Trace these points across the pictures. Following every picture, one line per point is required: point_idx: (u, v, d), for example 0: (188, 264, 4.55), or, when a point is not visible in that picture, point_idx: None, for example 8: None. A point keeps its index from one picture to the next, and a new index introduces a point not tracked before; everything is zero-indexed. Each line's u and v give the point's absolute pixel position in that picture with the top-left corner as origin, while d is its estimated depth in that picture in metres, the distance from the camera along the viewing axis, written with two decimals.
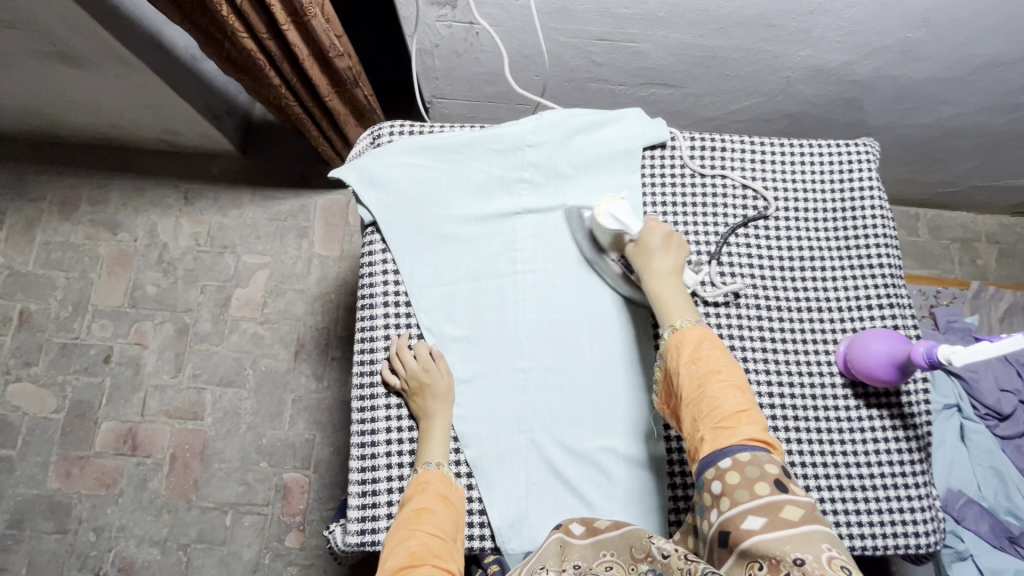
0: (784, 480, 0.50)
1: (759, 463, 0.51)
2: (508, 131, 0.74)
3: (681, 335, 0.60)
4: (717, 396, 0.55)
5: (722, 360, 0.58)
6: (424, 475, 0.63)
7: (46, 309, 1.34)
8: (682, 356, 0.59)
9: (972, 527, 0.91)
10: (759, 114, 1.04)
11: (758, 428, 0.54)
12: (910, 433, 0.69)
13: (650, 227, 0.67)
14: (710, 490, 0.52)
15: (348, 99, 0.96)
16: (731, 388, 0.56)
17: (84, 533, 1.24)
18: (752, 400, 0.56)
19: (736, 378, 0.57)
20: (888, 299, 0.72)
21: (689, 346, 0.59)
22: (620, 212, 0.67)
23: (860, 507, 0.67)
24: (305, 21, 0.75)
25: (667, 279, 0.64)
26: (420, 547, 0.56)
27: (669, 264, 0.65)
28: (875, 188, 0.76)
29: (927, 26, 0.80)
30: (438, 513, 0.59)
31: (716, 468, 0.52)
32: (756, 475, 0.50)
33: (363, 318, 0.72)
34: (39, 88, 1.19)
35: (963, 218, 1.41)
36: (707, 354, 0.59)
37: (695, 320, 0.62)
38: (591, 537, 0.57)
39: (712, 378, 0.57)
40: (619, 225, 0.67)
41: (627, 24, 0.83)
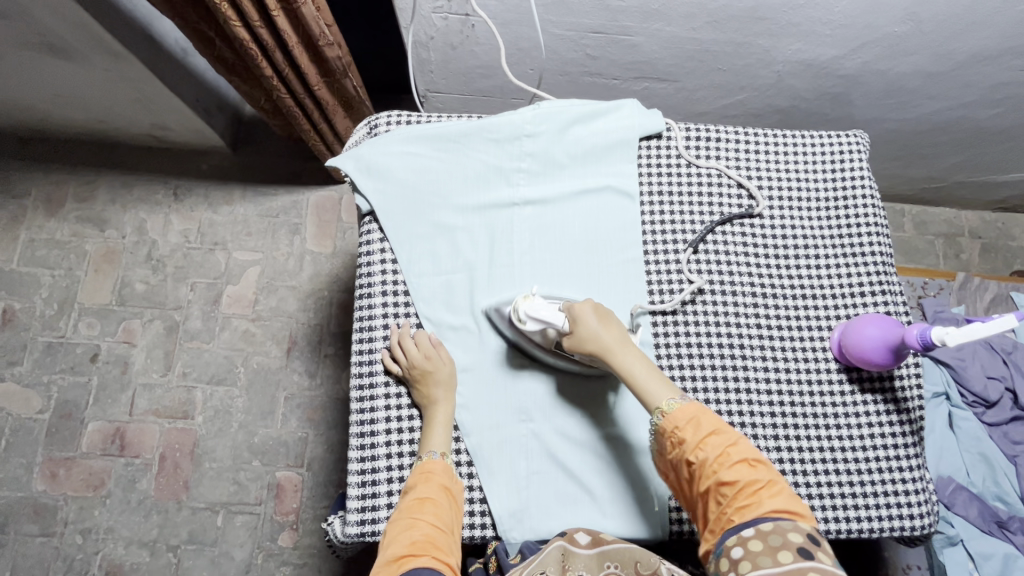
0: (810, 548, 0.52)
1: (782, 532, 0.53)
2: (506, 121, 0.74)
3: (672, 419, 0.60)
4: (735, 473, 0.56)
5: (732, 434, 0.59)
6: (429, 464, 0.62)
7: (30, 308, 1.32)
8: (687, 437, 0.59)
9: (961, 512, 0.93)
10: (750, 109, 1.06)
11: (779, 499, 0.56)
12: (903, 416, 0.70)
13: (577, 311, 0.65)
14: (730, 557, 0.53)
15: (338, 89, 0.95)
16: (748, 463, 0.57)
17: (71, 535, 1.21)
18: (767, 471, 0.57)
19: (748, 451, 0.58)
20: (881, 286, 0.74)
21: (694, 423, 0.59)
22: (539, 309, 0.65)
23: (856, 490, 0.68)
24: (294, 8, 0.74)
25: (627, 355, 0.63)
26: (422, 537, 0.56)
27: (614, 338, 0.64)
28: (866, 178, 0.77)
29: (913, 21, 0.81)
30: (440, 505, 0.59)
31: (739, 537, 0.54)
32: (779, 543, 0.52)
33: (362, 306, 0.71)
34: (24, 81, 1.17)
35: (946, 214, 1.44)
36: (715, 430, 0.59)
37: (679, 397, 0.61)
38: (595, 547, 0.59)
39: (728, 456, 0.57)
40: (542, 325, 0.65)
41: (622, 17, 0.83)
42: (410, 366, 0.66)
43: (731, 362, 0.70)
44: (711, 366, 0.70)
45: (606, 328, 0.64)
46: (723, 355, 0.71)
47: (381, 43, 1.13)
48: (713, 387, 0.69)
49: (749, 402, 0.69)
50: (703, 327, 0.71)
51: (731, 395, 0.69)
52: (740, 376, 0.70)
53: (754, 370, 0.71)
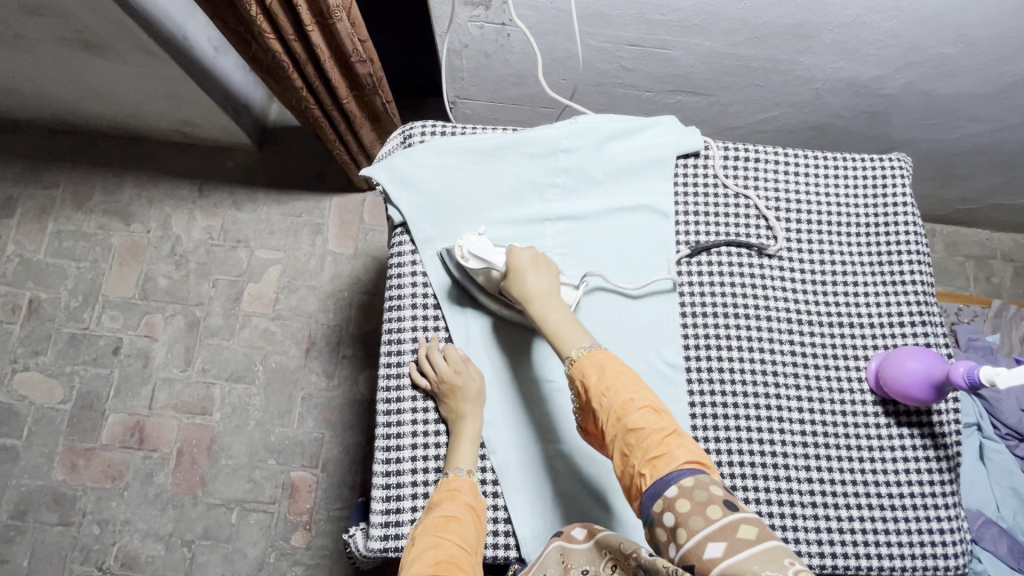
0: (731, 499, 0.48)
1: (704, 486, 0.49)
2: (542, 135, 0.73)
3: (580, 366, 0.59)
4: (641, 420, 0.54)
5: (636, 383, 0.57)
6: (454, 482, 0.62)
7: (55, 299, 1.33)
8: (593, 386, 0.57)
9: (989, 548, 0.90)
10: (784, 125, 1.04)
11: (690, 450, 0.53)
12: (941, 452, 0.68)
13: (513, 253, 0.65)
14: (664, 525, 0.49)
15: (368, 103, 0.94)
16: (653, 410, 0.55)
17: (88, 526, 1.22)
18: (672, 419, 0.55)
19: (651, 399, 0.56)
20: (921, 317, 0.72)
21: (600, 372, 0.58)
22: (482, 249, 0.66)
23: (889, 526, 0.66)
24: (331, 24, 0.74)
25: (547, 302, 0.63)
26: (446, 557, 0.53)
27: (542, 285, 0.63)
28: (909, 204, 0.75)
29: (963, 42, 0.79)
30: (465, 523, 0.58)
31: (664, 500, 0.50)
32: (706, 499, 0.48)
33: (391, 319, 0.71)
34: (57, 75, 1.18)
35: (979, 236, 1.40)
36: (617, 379, 0.57)
37: (588, 346, 0.60)
38: (591, 539, 0.55)
39: (633, 403, 0.55)
40: (483, 264, 0.66)
41: (661, 30, 0.82)
42: (440, 381, 0.65)
43: (764, 389, 0.69)
44: (743, 392, 0.69)
45: (534, 272, 0.64)
46: (756, 381, 0.69)
47: (411, 48, 1.12)
48: (744, 413, 0.68)
49: (781, 431, 0.68)
50: (737, 351, 0.70)
51: (762, 423, 0.68)
52: (772, 404, 0.69)
53: (788, 399, 0.69)
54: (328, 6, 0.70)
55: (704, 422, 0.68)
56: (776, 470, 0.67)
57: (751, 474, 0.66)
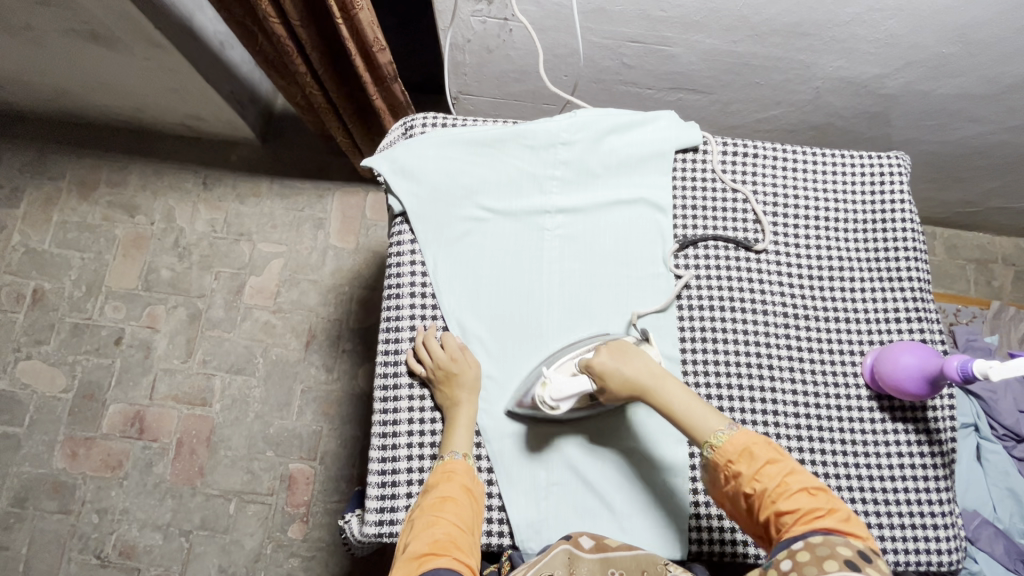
0: (858, 561, 0.48)
1: (830, 543, 0.50)
2: (542, 128, 0.74)
3: (724, 452, 0.58)
4: (794, 502, 0.54)
5: (794, 466, 0.57)
6: (450, 464, 0.62)
7: (59, 289, 1.34)
8: (744, 470, 0.57)
9: (986, 548, 0.90)
10: (784, 124, 1.04)
11: (835, 527, 0.52)
12: (935, 448, 0.68)
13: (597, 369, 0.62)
14: (778, 567, 0.50)
15: (386, 99, 0.95)
16: (809, 493, 0.55)
17: (87, 515, 1.23)
18: (823, 500, 0.54)
19: (807, 481, 0.55)
20: (918, 314, 0.72)
21: (748, 454, 0.57)
22: (564, 390, 0.62)
23: (883, 520, 0.66)
24: (352, 14, 0.74)
25: (664, 392, 0.61)
26: (443, 536, 0.55)
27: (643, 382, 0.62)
28: (907, 203, 0.76)
29: (962, 42, 0.79)
30: (462, 505, 0.59)
31: (788, 549, 0.51)
32: (826, 553, 0.49)
33: (390, 306, 0.71)
34: (66, 66, 1.19)
35: (979, 239, 1.40)
36: (771, 459, 0.57)
37: (727, 425, 0.59)
38: (599, 552, 0.58)
39: (788, 485, 0.55)
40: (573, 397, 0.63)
41: (662, 27, 0.83)
42: (436, 368, 0.66)
43: (759, 383, 0.69)
44: (738, 387, 0.69)
45: (629, 371, 0.62)
46: (752, 376, 0.69)
47: (415, 44, 1.13)
48: (740, 406, 0.68)
49: (776, 424, 0.68)
50: (732, 346, 0.70)
51: (757, 416, 0.68)
52: (768, 398, 0.69)
53: (783, 392, 0.69)
54: None
55: None
56: None
57: None
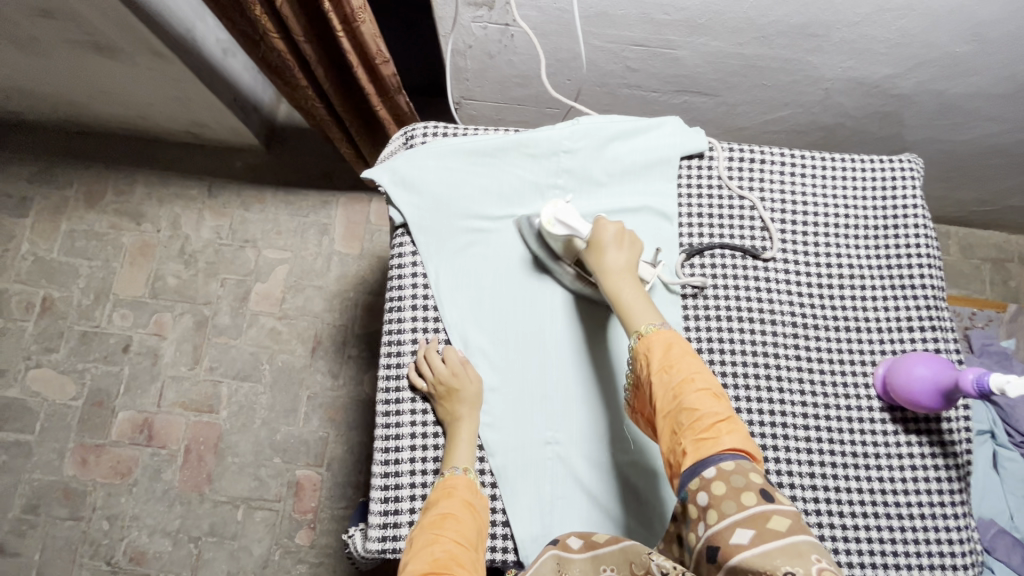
0: (770, 490, 0.48)
1: (743, 471, 0.48)
2: (544, 136, 0.73)
3: (648, 342, 0.58)
4: (698, 402, 0.53)
5: (697, 366, 0.56)
6: (451, 480, 0.61)
7: (68, 297, 1.35)
8: (656, 361, 0.57)
9: (1002, 559, 0.88)
10: (793, 125, 1.02)
11: (739, 437, 0.51)
12: (950, 461, 0.66)
13: (600, 225, 0.66)
14: (696, 502, 0.49)
15: (390, 109, 0.94)
16: (711, 395, 0.54)
17: (98, 521, 1.24)
18: (730, 408, 0.54)
19: (712, 385, 0.55)
20: (931, 323, 0.70)
21: (666, 349, 0.57)
22: (568, 218, 0.66)
23: (896, 536, 0.65)
24: (353, 28, 0.74)
25: (625, 279, 0.63)
26: (444, 554, 0.53)
27: (622, 260, 0.64)
28: (920, 208, 0.74)
29: (978, 41, 0.77)
30: (464, 521, 0.58)
31: (700, 478, 0.49)
32: (742, 484, 0.47)
33: (391, 320, 0.71)
34: (71, 77, 1.20)
35: (995, 238, 1.37)
36: (679, 361, 0.56)
37: (659, 323, 0.60)
38: (589, 550, 0.56)
39: (690, 387, 0.54)
40: (567, 231, 0.66)
41: (666, 30, 0.81)
42: (438, 383, 0.65)
43: (768, 394, 0.68)
44: (746, 399, 0.68)
45: (615, 249, 0.65)
46: (759, 387, 0.68)
47: (417, 48, 1.12)
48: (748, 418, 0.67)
49: (785, 437, 0.67)
50: (740, 358, 0.69)
51: (766, 428, 0.67)
52: (777, 410, 0.67)
53: (792, 404, 0.68)
54: (352, 8, 0.70)
55: None
56: (779, 476, 0.66)
57: None
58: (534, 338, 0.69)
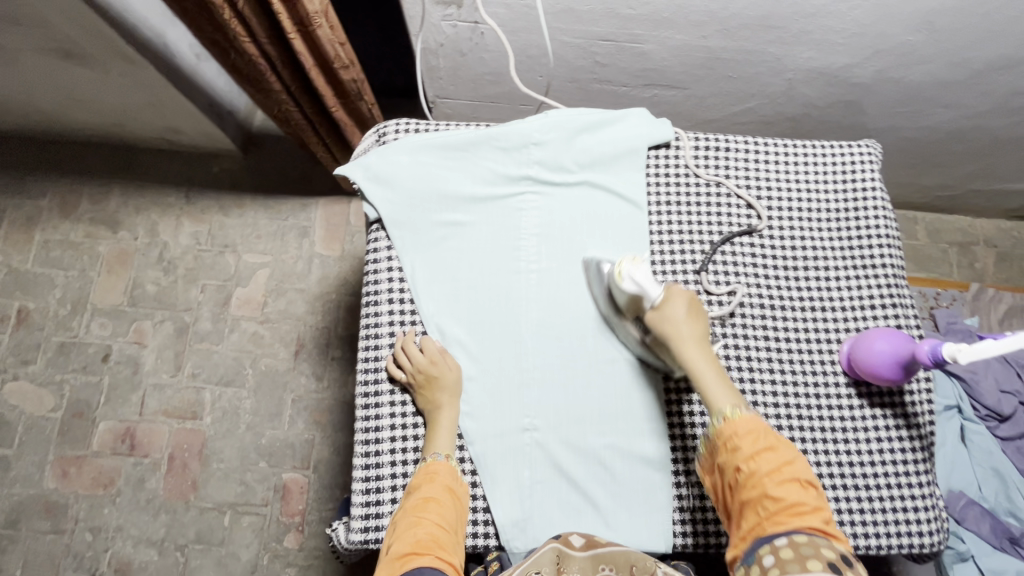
0: (841, 565, 0.50)
1: (815, 544, 0.51)
2: (515, 129, 0.74)
3: (734, 425, 0.59)
4: (781, 480, 0.55)
5: (788, 451, 0.58)
6: (433, 466, 0.62)
7: (44, 308, 1.34)
8: (746, 443, 0.58)
9: (972, 528, 0.91)
10: (760, 116, 1.05)
11: (817, 518, 0.54)
12: (913, 432, 0.69)
13: (672, 296, 0.65)
14: (761, 563, 0.52)
15: (353, 111, 0.95)
16: (801, 484, 0.56)
17: (81, 533, 1.23)
18: (812, 491, 0.55)
19: (797, 469, 0.56)
20: (892, 301, 0.73)
21: (754, 431, 0.58)
22: (641, 276, 0.65)
23: (864, 506, 0.67)
24: (310, 31, 0.74)
25: (705, 351, 0.63)
26: (426, 536, 0.56)
27: (694, 331, 0.64)
28: (878, 191, 0.76)
29: (927, 29, 0.80)
30: (445, 505, 0.59)
31: (771, 545, 0.52)
32: (810, 553, 0.50)
33: (368, 314, 0.72)
34: (41, 85, 1.19)
35: (960, 222, 1.42)
36: (767, 440, 0.58)
37: (746, 409, 0.60)
38: (589, 549, 0.60)
39: (784, 473, 0.56)
40: (637, 289, 0.65)
41: (631, 25, 0.83)
42: (417, 373, 0.66)
43: (738, 374, 0.70)
44: None
45: (688, 314, 0.64)
46: (730, 366, 0.70)
47: (391, 49, 1.13)
48: None
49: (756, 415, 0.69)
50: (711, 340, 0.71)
51: None
52: (747, 390, 0.70)
53: (762, 382, 0.70)
54: (308, 12, 0.70)
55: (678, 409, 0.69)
56: None
57: None
58: (512, 331, 0.70)
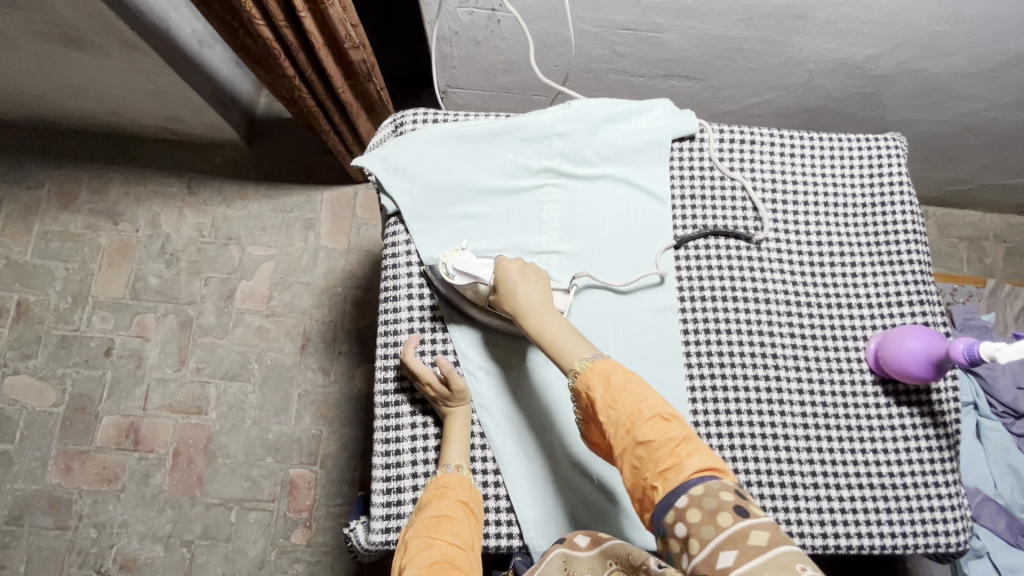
0: (743, 504, 0.48)
1: (713, 492, 0.49)
2: (536, 120, 0.72)
3: (586, 379, 0.57)
4: (650, 431, 0.53)
5: (644, 390, 0.56)
6: (443, 479, 0.61)
7: (44, 301, 1.31)
8: (599, 399, 0.56)
9: (987, 524, 0.91)
10: (778, 109, 1.03)
11: (701, 457, 0.52)
12: (940, 430, 0.68)
13: (502, 265, 0.64)
14: (676, 536, 0.49)
15: (361, 91, 0.92)
16: (662, 418, 0.54)
17: (85, 529, 1.21)
18: (682, 426, 0.54)
19: (659, 408, 0.54)
20: (919, 297, 0.72)
21: (605, 383, 0.56)
22: (467, 264, 0.64)
23: (890, 505, 0.66)
24: (321, 10, 0.71)
25: (542, 315, 0.61)
26: (441, 557, 0.54)
27: (533, 296, 0.62)
28: (905, 185, 0.75)
29: (956, 20, 0.79)
30: (458, 522, 0.57)
31: (675, 510, 0.50)
32: (716, 505, 0.48)
33: (387, 309, 0.70)
34: (38, 72, 1.15)
35: (972, 217, 1.41)
36: (622, 388, 0.55)
37: (591, 355, 0.58)
38: (596, 547, 0.57)
39: (642, 415, 0.54)
40: (469, 279, 0.65)
41: (653, 13, 0.81)
42: (435, 393, 0.65)
43: (763, 371, 0.69)
44: (742, 375, 0.69)
45: (524, 284, 0.63)
46: (755, 363, 0.69)
47: (399, 38, 1.11)
48: (745, 395, 0.68)
49: (781, 413, 0.68)
50: (736, 336, 0.70)
51: (763, 405, 0.68)
52: (771, 387, 0.69)
53: (787, 379, 0.69)
54: None
55: (703, 404, 0.68)
56: (777, 450, 0.67)
57: (752, 456, 0.66)
58: None
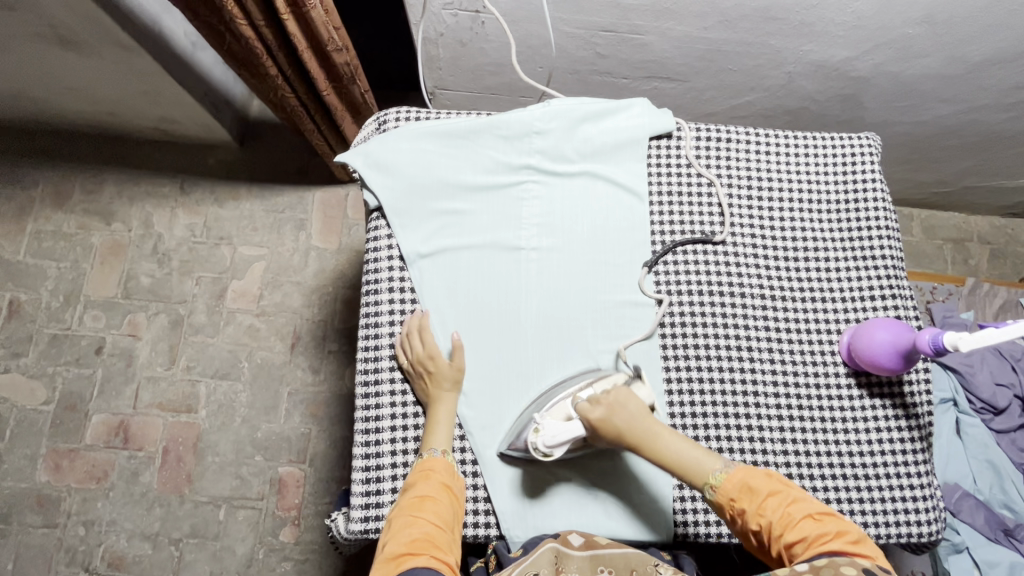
0: None
1: (837, 565, 0.51)
2: (517, 118, 0.74)
3: (725, 492, 0.58)
4: (801, 530, 0.55)
5: (798, 495, 0.58)
6: (429, 463, 0.62)
7: (36, 300, 1.32)
8: (749, 506, 0.57)
9: (967, 520, 0.91)
10: (760, 110, 1.05)
11: (843, 550, 0.53)
12: (912, 422, 0.69)
13: (589, 420, 0.61)
14: None
15: (346, 95, 0.94)
16: (812, 519, 0.56)
17: (73, 527, 1.21)
18: (831, 526, 0.55)
19: (810, 509, 0.56)
20: (892, 292, 0.73)
21: (750, 489, 0.58)
22: (558, 436, 0.61)
23: (863, 496, 0.67)
24: (303, 13, 0.73)
25: (657, 440, 0.61)
26: (422, 536, 0.56)
27: (640, 426, 0.61)
28: (878, 183, 0.77)
29: (928, 23, 0.80)
30: (440, 503, 0.59)
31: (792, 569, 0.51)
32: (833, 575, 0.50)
33: (369, 303, 0.71)
34: (34, 73, 1.17)
35: (955, 219, 1.43)
36: (777, 491, 0.58)
37: (722, 466, 0.60)
38: (588, 550, 0.60)
39: (793, 516, 0.56)
40: (565, 443, 0.62)
41: (633, 15, 0.83)
42: (427, 374, 0.66)
43: (738, 364, 0.70)
44: (718, 367, 0.70)
45: (622, 415, 0.61)
46: (730, 356, 0.70)
47: (389, 40, 1.12)
48: (720, 387, 0.69)
49: (756, 405, 0.69)
50: (712, 330, 0.71)
51: (738, 397, 0.69)
52: (746, 379, 0.70)
53: (762, 372, 0.70)
54: None
55: (678, 396, 0.69)
56: (751, 440, 0.68)
57: (727, 447, 0.68)
58: (511, 317, 0.70)
